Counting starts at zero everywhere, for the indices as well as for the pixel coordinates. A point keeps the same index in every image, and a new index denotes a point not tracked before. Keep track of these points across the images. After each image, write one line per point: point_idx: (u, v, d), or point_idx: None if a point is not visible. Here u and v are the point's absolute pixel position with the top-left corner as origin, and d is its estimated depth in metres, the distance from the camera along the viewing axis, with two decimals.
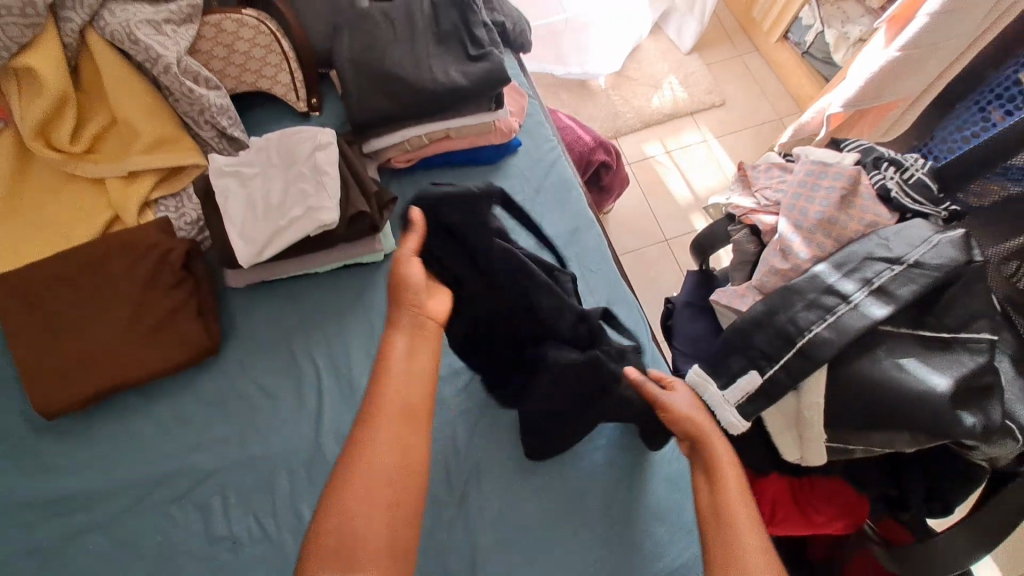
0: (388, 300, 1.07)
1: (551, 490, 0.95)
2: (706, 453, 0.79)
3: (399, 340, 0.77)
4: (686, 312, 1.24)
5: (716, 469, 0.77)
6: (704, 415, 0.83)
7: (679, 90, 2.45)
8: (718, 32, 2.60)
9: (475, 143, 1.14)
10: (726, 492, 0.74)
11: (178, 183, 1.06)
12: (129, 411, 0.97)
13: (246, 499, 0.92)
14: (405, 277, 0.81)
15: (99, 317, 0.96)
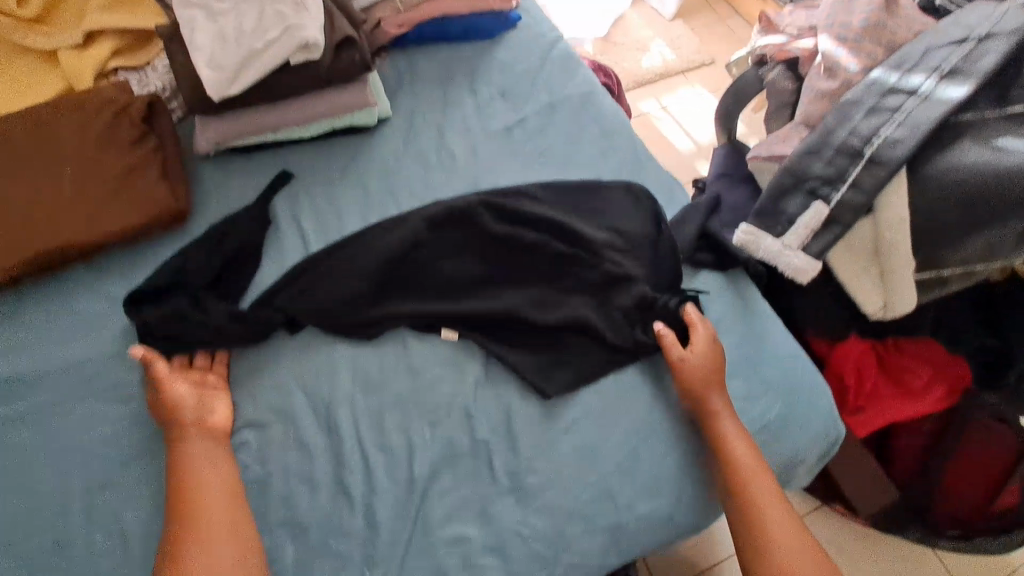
0: (386, 165, 0.92)
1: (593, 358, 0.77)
2: (744, 476, 0.67)
3: (195, 439, 0.67)
4: (721, 184, 1.08)
5: (749, 479, 0.66)
6: (719, 371, 0.73)
7: (667, 52, 2.41)
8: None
9: (472, 8, 1.02)
10: (785, 563, 0.61)
11: (142, 55, 0.93)
12: (69, 292, 0.79)
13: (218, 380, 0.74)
14: (185, 401, 0.68)
15: (38, 180, 0.80)
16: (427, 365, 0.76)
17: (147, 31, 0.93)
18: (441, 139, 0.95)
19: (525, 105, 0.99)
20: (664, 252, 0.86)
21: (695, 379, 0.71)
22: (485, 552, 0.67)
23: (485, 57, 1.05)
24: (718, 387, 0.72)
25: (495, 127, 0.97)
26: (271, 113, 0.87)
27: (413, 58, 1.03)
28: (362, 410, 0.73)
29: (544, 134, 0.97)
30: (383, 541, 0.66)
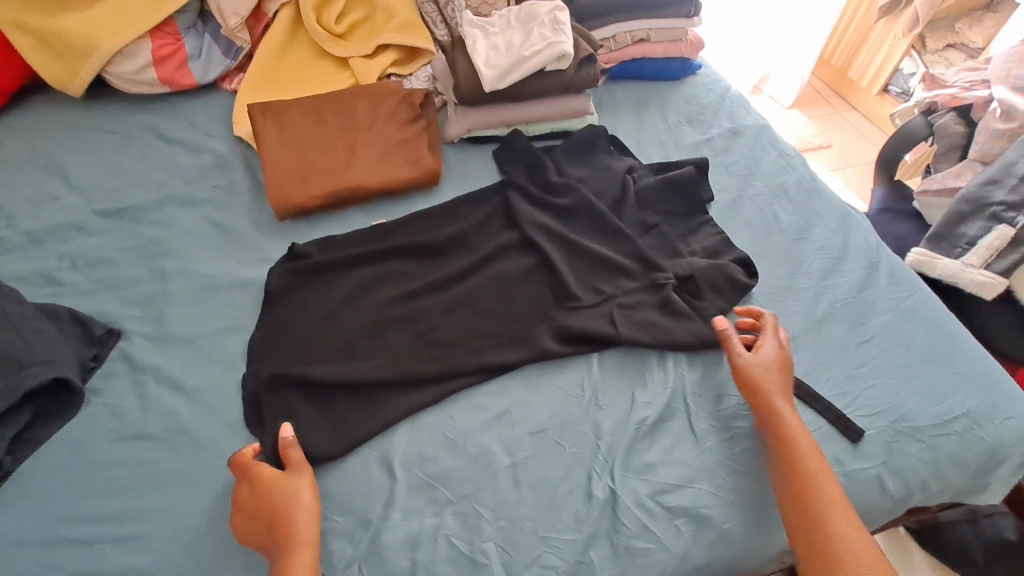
0: (595, 151, 1.07)
1: (655, 377, 0.79)
2: (807, 475, 0.66)
3: (305, 571, 0.60)
4: (881, 217, 1.17)
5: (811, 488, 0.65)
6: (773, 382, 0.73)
7: (800, 128, 2.40)
8: (811, 93, 2.58)
9: (667, 53, 1.22)
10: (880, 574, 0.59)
11: (410, 68, 1.21)
12: (346, 226, 0.98)
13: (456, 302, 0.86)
14: (296, 525, 0.62)
15: (338, 141, 1.04)
16: (654, 312, 0.84)
17: (418, 49, 1.21)
18: (639, 147, 1.12)
19: (710, 129, 1.16)
20: (850, 251, 0.94)
21: (754, 378, 0.74)
22: (704, 480, 0.71)
23: (673, 92, 1.23)
24: (784, 395, 0.73)
25: (685, 142, 1.13)
26: (512, 109, 1.07)
27: (611, 89, 1.23)
28: (583, 341, 0.81)
29: (729, 150, 1.11)
30: (606, 449, 0.73)
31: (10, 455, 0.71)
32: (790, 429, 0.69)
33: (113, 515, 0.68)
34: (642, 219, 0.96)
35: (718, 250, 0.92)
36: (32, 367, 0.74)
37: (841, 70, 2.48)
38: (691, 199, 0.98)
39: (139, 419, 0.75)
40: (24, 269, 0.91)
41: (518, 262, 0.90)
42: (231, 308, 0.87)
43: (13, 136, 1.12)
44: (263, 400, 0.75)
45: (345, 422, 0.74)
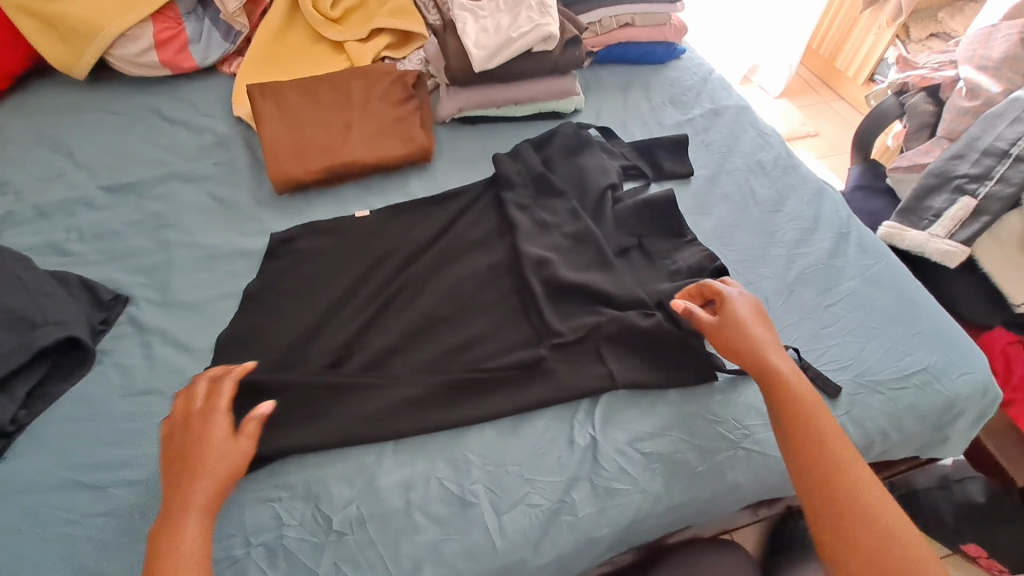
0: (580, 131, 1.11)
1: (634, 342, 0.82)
2: (803, 413, 0.68)
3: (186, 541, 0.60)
4: (856, 195, 1.22)
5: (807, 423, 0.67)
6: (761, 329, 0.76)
7: (788, 117, 2.45)
8: (799, 83, 2.62)
9: (651, 37, 1.27)
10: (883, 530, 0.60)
11: (404, 52, 1.25)
12: (342, 200, 1.03)
13: (446, 270, 0.90)
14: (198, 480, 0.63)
15: (334, 119, 1.08)
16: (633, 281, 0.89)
17: (411, 33, 1.26)
18: (624, 126, 1.17)
19: (692, 110, 1.20)
20: (822, 222, 0.99)
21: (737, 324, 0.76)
22: (679, 429, 0.76)
23: (657, 75, 1.28)
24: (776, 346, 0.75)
25: (668, 122, 1.17)
26: (501, 89, 1.12)
27: (597, 72, 1.28)
28: (567, 307, 0.86)
29: (710, 129, 1.16)
30: (586, 402, 0.78)
31: (24, 409, 0.76)
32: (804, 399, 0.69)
33: (125, 462, 0.73)
34: (626, 229, 0.95)
35: (703, 267, 0.90)
36: (45, 327, 0.78)
37: (829, 60, 2.53)
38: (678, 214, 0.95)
39: (146, 377, 0.80)
40: (33, 241, 0.95)
41: (505, 233, 0.95)
42: (233, 276, 0.91)
43: (20, 117, 1.16)
44: (256, 367, 0.76)
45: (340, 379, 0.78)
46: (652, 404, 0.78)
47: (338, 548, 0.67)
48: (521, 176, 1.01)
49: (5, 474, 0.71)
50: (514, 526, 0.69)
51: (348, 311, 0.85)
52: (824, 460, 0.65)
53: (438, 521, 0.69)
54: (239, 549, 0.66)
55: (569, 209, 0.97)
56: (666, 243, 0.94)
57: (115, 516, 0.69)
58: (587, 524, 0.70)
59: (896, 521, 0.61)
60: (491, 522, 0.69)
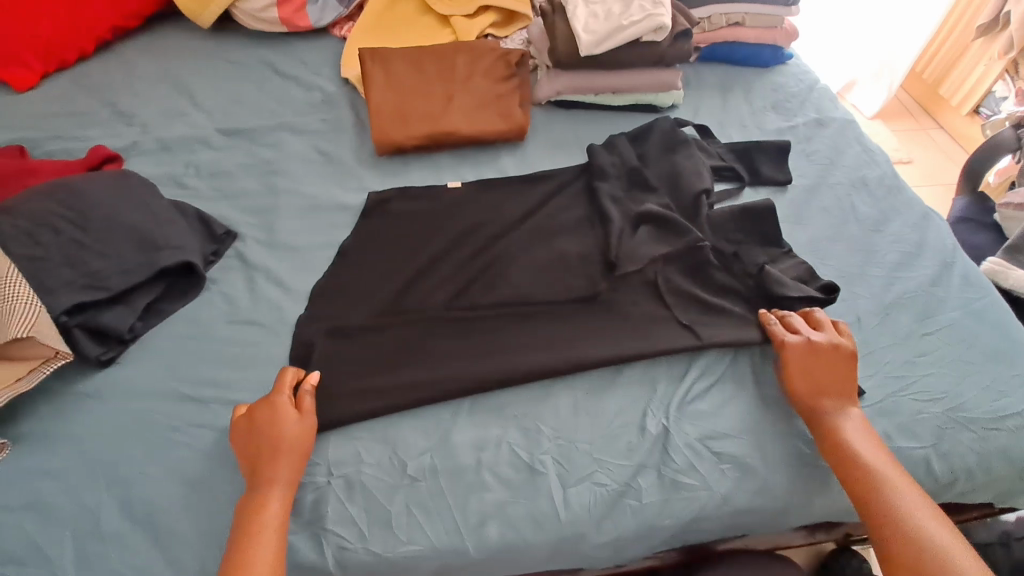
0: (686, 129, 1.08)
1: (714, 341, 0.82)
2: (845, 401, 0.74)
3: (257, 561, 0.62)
4: (959, 226, 1.16)
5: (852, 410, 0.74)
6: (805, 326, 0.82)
7: (881, 141, 2.32)
8: (897, 106, 2.48)
9: (760, 39, 1.23)
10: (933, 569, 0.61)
11: (508, 30, 1.27)
12: (436, 168, 1.06)
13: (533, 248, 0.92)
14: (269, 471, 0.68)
15: (437, 89, 1.11)
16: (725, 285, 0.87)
17: (517, 13, 1.27)
18: (721, 127, 1.14)
19: (795, 118, 1.17)
20: (925, 248, 0.95)
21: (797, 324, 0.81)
22: (752, 432, 0.75)
23: (760, 79, 1.25)
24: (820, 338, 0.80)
25: (768, 128, 1.14)
26: (602, 76, 1.12)
27: (698, 69, 1.26)
28: (656, 300, 0.85)
29: (812, 139, 1.12)
30: (662, 393, 0.78)
31: (141, 321, 0.83)
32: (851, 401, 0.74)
33: (224, 383, 0.78)
34: (724, 235, 0.92)
35: (804, 281, 0.87)
36: (167, 250, 0.85)
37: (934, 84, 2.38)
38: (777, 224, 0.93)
39: (248, 308, 0.86)
40: (156, 172, 1.03)
41: (596, 221, 0.94)
42: (331, 226, 0.96)
43: (151, 58, 1.25)
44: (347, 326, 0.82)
45: (429, 342, 0.81)
46: (727, 406, 0.77)
47: (410, 492, 0.70)
48: (616, 169, 1.00)
49: (124, 377, 0.79)
50: (579, 500, 0.70)
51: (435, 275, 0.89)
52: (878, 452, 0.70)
53: (506, 484, 0.71)
54: (320, 478, 0.71)
55: (663, 203, 0.96)
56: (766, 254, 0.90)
57: (213, 431, 0.75)
58: (651, 511, 0.70)
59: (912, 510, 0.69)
60: (557, 493, 0.71)
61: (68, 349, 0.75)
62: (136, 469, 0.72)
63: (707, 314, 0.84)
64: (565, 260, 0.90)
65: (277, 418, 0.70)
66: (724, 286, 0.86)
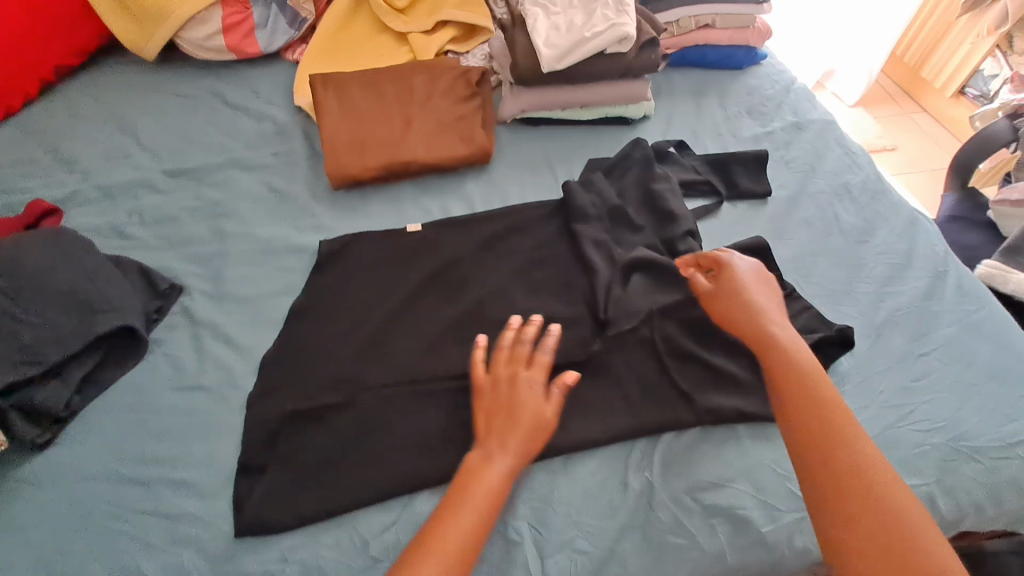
0: (669, 159, 1.02)
1: (699, 380, 0.76)
2: (805, 389, 0.65)
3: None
4: (949, 226, 1.11)
5: (820, 408, 0.63)
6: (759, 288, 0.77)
7: (863, 129, 2.28)
8: (879, 91, 2.43)
9: (731, 41, 1.18)
10: (923, 544, 0.54)
11: (468, 45, 1.21)
12: (397, 199, 1.00)
13: (500, 285, 0.86)
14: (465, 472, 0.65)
15: (394, 114, 1.05)
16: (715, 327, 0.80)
17: (476, 27, 1.21)
18: (696, 137, 1.09)
19: (771, 122, 1.11)
20: (915, 258, 0.89)
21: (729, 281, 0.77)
22: (741, 479, 0.70)
23: (734, 82, 1.19)
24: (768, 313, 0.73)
25: (744, 135, 1.09)
26: (567, 92, 1.06)
27: (670, 76, 1.20)
28: (640, 349, 0.78)
29: (791, 144, 1.07)
30: (644, 440, 0.73)
31: (79, 394, 0.77)
32: (807, 369, 0.67)
33: (170, 458, 0.72)
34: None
35: (813, 330, 0.78)
36: (104, 313, 0.78)
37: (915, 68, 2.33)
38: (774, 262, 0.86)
39: (197, 371, 0.79)
40: (97, 222, 0.97)
41: (575, 266, 0.88)
42: (285, 272, 0.90)
43: (91, 96, 1.18)
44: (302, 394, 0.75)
45: (393, 400, 0.75)
46: (712, 452, 0.71)
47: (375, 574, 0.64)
48: (596, 208, 0.93)
49: (61, 458, 0.72)
50: (558, 569, 0.65)
51: (397, 321, 0.83)
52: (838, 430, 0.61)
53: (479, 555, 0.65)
54: (274, 565, 0.65)
55: (647, 244, 0.89)
56: (767, 300, 0.82)
57: (159, 516, 0.68)
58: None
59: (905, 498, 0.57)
60: (535, 563, 0.65)
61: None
62: (74, 566, 0.65)
63: (692, 352, 0.78)
64: (534, 298, 0.84)
65: (518, 393, 0.69)
66: (723, 336, 0.79)
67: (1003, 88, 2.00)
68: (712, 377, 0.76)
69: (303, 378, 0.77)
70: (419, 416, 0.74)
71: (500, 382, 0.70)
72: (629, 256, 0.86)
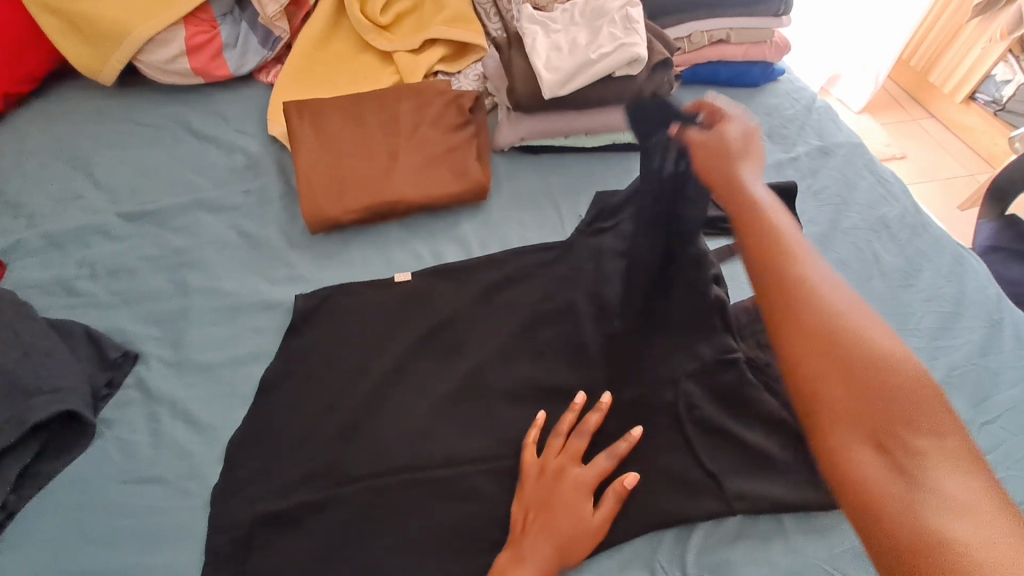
0: None
1: (734, 459, 0.65)
2: (778, 256, 0.52)
3: None
4: (989, 258, 1.02)
5: (796, 282, 0.50)
6: (735, 148, 0.62)
7: (871, 137, 2.19)
8: (885, 97, 2.34)
9: (747, 57, 1.08)
10: (910, 424, 0.41)
11: (459, 65, 1.10)
12: (383, 243, 0.89)
13: (502, 347, 0.76)
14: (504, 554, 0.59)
15: (379, 146, 0.94)
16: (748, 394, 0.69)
17: (469, 45, 1.11)
18: None
19: (795, 147, 1.01)
20: (967, 304, 0.80)
21: (719, 146, 0.62)
22: None
23: (751, 102, 1.09)
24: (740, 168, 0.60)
25: (766, 162, 0.99)
26: (570, 118, 0.96)
27: (681, 96, 1.10)
28: (665, 423, 0.68)
29: (818, 172, 0.97)
30: (675, 534, 0.62)
31: (14, 492, 0.65)
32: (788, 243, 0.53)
33: (118, 572, 0.61)
34: (753, 337, 0.73)
35: None
36: (39, 396, 0.67)
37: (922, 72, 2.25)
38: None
39: (151, 460, 0.68)
40: (42, 277, 0.85)
41: (586, 321, 0.77)
42: (256, 333, 0.79)
43: (42, 127, 1.06)
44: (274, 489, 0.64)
45: (380, 495, 0.64)
46: (754, 550, 0.61)
47: None
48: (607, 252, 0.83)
49: None
50: None
51: (385, 394, 0.72)
52: (811, 304, 0.49)
53: None
54: None
55: None
56: None
57: None
58: None
59: (895, 382, 0.44)
60: None
61: None
62: None
63: (723, 423, 0.67)
64: (541, 362, 0.74)
65: (562, 472, 0.62)
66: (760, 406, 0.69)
67: (1017, 94, 1.92)
68: (749, 456, 0.65)
69: (276, 468, 0.66)
70: (411, 515, 0.63)
71: (546, 472, 0.63)
72: (645, 308, 0.76)
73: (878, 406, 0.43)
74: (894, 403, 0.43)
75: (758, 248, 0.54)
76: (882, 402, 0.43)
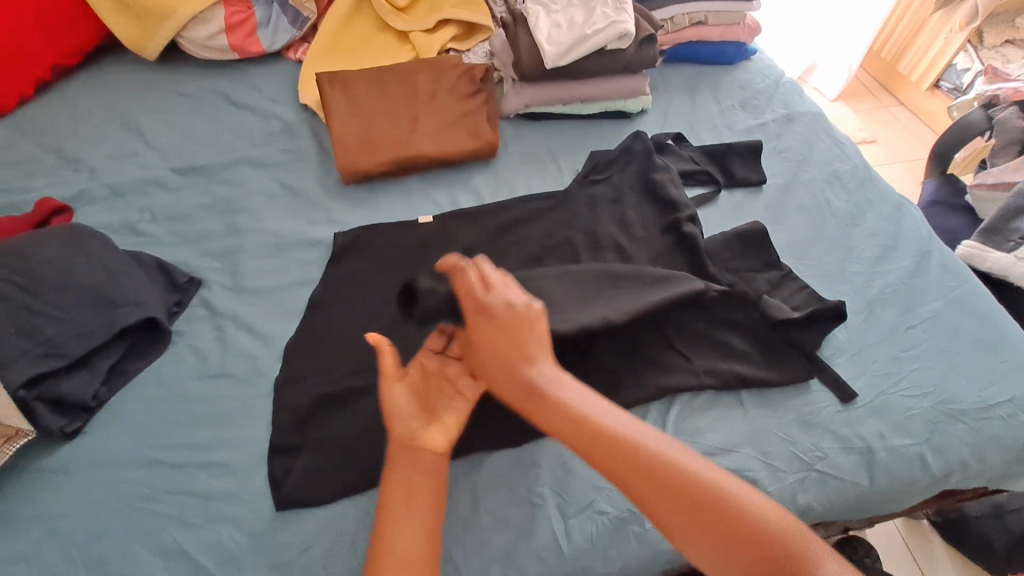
0: (667, 150, 1.06)
1: (705, 354, 0.80)
2: (608, 437, 0.61)
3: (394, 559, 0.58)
4: (931, 210, 1.17)
5: (647, 471, 0.59)
6: (516, 328, 0.66)
7: (844, 122, 2.36)
8: (858, 86, 2.51)
9: (723, 37, 1.23)
10: (738, 508, 0.56)
11: (469, 44, 1.24)
12: (406, 192, 1.03)
13: (512, 272, 0.90)
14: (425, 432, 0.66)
15: (401, 111, 1.08)
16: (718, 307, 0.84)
17: (477, 26, 1.25)
18: (692, 129, 1.13)
19: (764, 115, 1.16)
20: (902, 239, 0.95)
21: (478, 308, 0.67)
22: (749, 444, 0.74)
23: (726, 77, 1.24)
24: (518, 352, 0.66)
25: (738, 127, 1.14)
26: (568, 87, 1.10)
27: (664, 71, 1.24)
28: (650, 328, 0.82)
29: (783, 135, 1.12)
30: (657, 411, 0.77)
31: (106, 385, 0.78)
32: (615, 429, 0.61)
33: (201, 443, 0.74)
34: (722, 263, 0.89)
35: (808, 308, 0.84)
36: (126, 307, 0.80)
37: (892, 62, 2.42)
38: (773, 246, 0.91)
39: (221, 361, 0.81)
40: (109, 219, 0.98)
41: (583, 252, 0.92)
42: (301, 264, 0.92)
43: (95, 96, 1.19)
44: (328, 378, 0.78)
45: None
46: (720, 421, 0.76)
47: None
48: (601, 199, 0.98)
49: (90, 447, 0.74)
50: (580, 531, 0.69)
51: (416, 309, 0.86)
52: (678, 488, 0.57)
53: (506, 521, 0.69)
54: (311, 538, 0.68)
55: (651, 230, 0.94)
56: (766, 280, 0.88)
57: (192, 498, 0.71)
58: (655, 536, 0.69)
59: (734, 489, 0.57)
60: (558, 526, 0.69)
61: (30, 424, 0.71)
62: (113, 548, 0.67)
63: (696, 328, 0.82)
64: None
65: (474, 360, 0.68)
66: (727, 315, 0.84)
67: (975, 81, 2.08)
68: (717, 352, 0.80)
69: (328, 364, 0.80)
70: None
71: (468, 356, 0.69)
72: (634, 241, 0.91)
73: (723, 532, 0.55)
74: (743, 526, 0.55)
75: (550, 416, 0.63)
76: (726, 513, 0.55)
